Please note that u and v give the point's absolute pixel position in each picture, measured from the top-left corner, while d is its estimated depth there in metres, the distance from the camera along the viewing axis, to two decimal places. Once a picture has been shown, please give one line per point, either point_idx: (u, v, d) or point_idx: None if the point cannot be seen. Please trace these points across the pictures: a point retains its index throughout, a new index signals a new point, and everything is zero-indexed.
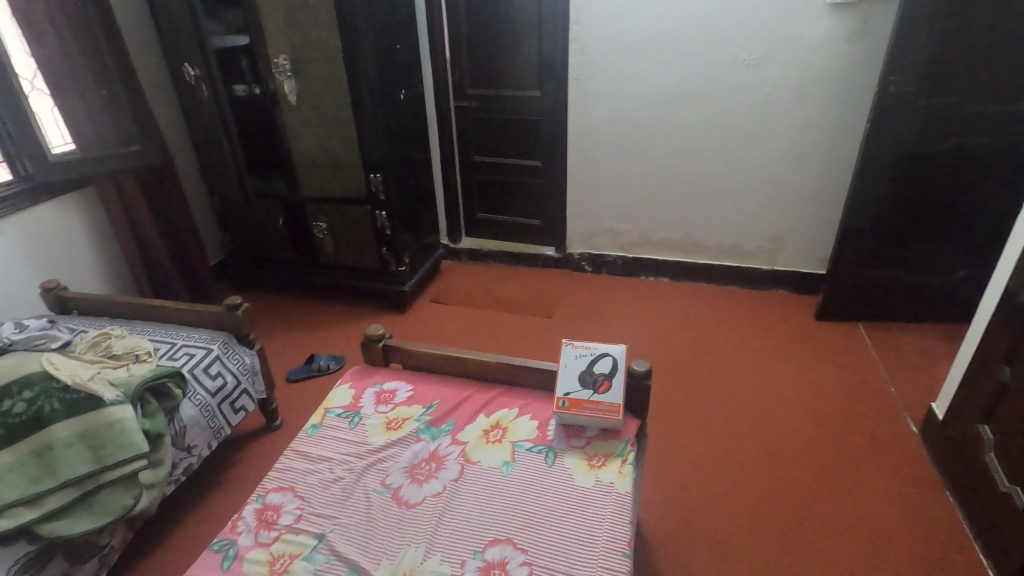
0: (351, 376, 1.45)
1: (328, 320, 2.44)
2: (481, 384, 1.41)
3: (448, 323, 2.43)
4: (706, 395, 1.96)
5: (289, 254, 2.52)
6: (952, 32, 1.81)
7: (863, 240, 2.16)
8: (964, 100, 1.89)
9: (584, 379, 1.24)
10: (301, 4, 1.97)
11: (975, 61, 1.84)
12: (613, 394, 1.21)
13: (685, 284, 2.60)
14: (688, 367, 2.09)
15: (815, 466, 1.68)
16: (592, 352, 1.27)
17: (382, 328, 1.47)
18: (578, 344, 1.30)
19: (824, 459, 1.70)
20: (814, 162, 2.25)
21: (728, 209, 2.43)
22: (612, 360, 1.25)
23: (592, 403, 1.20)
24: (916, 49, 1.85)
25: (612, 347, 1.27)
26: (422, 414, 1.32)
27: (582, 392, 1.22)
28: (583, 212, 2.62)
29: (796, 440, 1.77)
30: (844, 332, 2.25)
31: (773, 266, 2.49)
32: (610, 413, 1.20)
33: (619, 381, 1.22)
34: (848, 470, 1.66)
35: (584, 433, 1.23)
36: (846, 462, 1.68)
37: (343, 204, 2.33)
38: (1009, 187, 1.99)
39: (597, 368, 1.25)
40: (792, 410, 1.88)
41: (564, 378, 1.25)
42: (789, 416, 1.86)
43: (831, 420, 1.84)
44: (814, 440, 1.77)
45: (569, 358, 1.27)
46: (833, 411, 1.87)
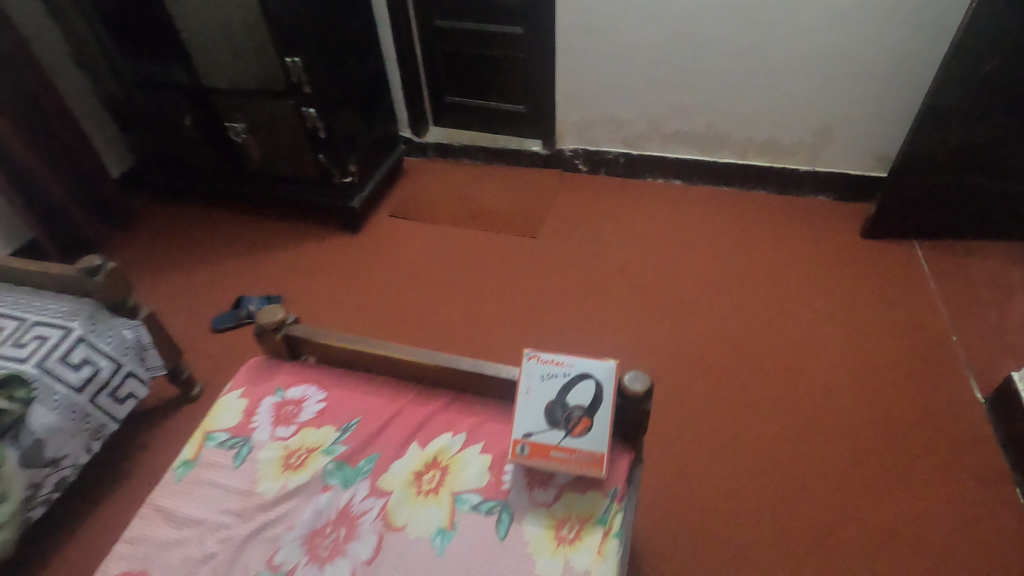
0: (246, 376, 1.08)
1: (262, 243, 2.00)
2: (420, 392, 1.04)
3: (408, 245, 1.99)
4: (720, 348, 1.58)
5: (208, 161, 2.02)
6: None
7: (943, 138, 1.64)
8: None
9: (554, 416, 0.85)
10: None
11: None
12: (594, 441, 0.84)
13: (701, 189, 2.10)
14: (699, 309, 1.69)
15: (851, 448, 1.35)
16: (567, 372, 0.87)
17: (282, 313, 1.06)
18: (546, 357, 0.90)
19: (862, 437, 1.37)
20: (892, 26, 1.63)
21: (765, 91, 1.85)
22: (596, 386, 0.85)
23: (563, 451, 0.84)
24: None
25: (597, 365, 0.87)
26: (333, 443, 0.97)
27: (549, 436, 0.85)
28: (576, 95, 2.04)
29: (829, 411, 1.43)
30: (899, 255, 1.80)
31: (814, 167, 1.97)
32: (589, 466, 0.83)
33: (604, 421, 0.84)
34: (894, 454, 1.34)
35: (552, 482, 0.88)
36: (891, 444, 1.35)
37: (260, 98, 1.78)
38: None
39: (571, 400, 0.85)
40: (828, 369, 1.51)
41: (524, 413, 0.86)
42: (823, 378, 1.50)
43: (876, 383, 1.48)
44: (851, 411, 1.42)
45: (532, 379, 0.88)
46: (878, 369, 1.50)
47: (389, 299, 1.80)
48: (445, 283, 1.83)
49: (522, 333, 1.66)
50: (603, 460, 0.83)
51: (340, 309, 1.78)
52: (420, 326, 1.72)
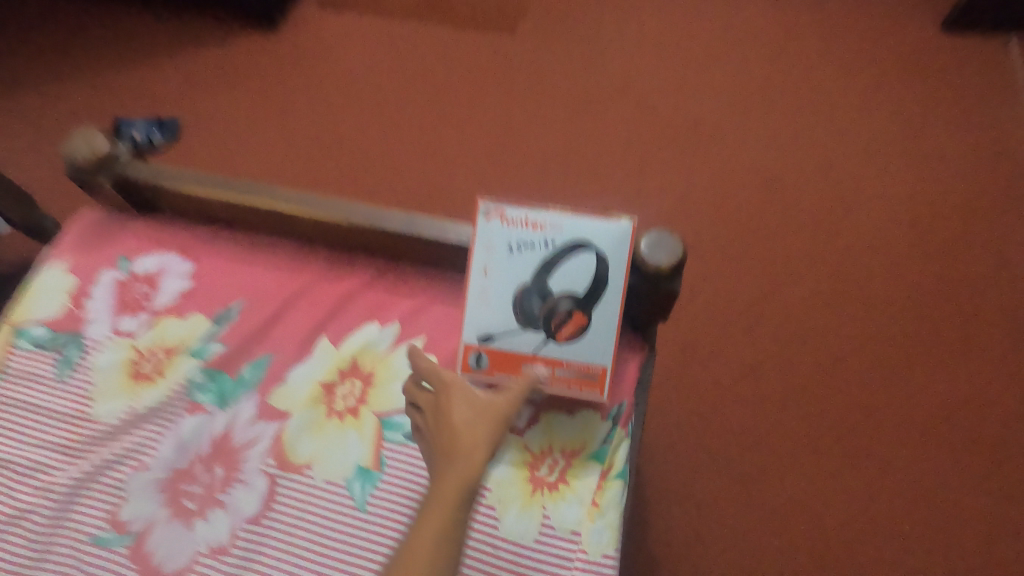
0: (73, 240, 0.72)
1: (136, 37, 1.45)
2: (333, 262, 0.70)
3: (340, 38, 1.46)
4: (752, 182, 1.21)
5: None
6: None
7: None
8: None
9: (529, 312, 0.55)
10: None
11: None
12: (591, 349, 0.55)
13: None
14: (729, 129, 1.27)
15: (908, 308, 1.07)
16: (550, 241, 0.53)
17: (106, 143, 0.65)
18: (514, 214, 0.54)
19: (923, 294, 1.09)
20: None
21: None
22: (597, 265, 0.53)
23: (542, 364, 0.56)
24: None
25: (600, 228, 0.53)
26: (204, 341, 0.65)
27: (521, 343, 0.55)
28: None
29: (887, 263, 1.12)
30: (996, 53, 1.35)
31: None
32: (583, 386, 0.56)
33: (608, 319, 0.55)
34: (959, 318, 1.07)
35: (526, 399, 0.60)
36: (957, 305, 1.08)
37: None
38: None
39: (557, 288, 0.54)
40: (887, 209, 1.17)
41: (481, 308, 0.55)
42: (881, 220, 1.17)
43: (945, 228, 1.16)
44: (913, 262, 1.12)
45: (493, 255, 0.54)
46: (951, 209, 1.17)
47: (321, 121, 1.36)
48: (393, 98, 1.38)
49: (495, 168, 1.27)
50: (605, 379, 0.56)
51: (256, 136, 1.35)
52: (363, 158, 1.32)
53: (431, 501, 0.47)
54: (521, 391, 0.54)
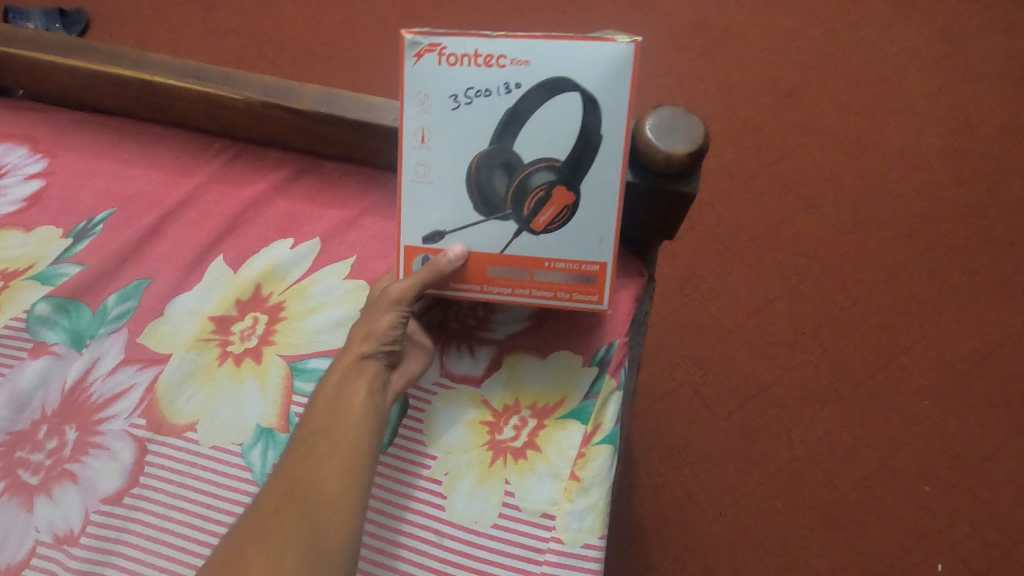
0: None
1: None
2: (234, 160, 0.53)
3: None
4: (767, 89, 1.01)
5: None
6: None
7: None
8: None
9: (492, 192, 0.41)
10: None
11: None
12: (581, 240, 0.41)
13: None
14: (742, 27, 1.05)
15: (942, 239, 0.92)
16: (513, 84, 0.39)
17: None
18: (457, 51, 0.40)
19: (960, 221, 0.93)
20: None
21: None
22: (583, 111, 0.39)
23: (516, 265, 0.42)
24: None
25: (588, 56, 0.38)
26: (54, 261, 0.49)
27: (484, 237, 0.42)
28: None
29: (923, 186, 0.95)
30: None
31: None
32: (576, 294, 0.43)
33: (603, 193, 0.40)
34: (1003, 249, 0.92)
35: (498, 330, 0.46)
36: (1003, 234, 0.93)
37: None
38: None
39: (526, 153, 0.40)
40: (926, 121, 0.99)
41: (424, 191, 0.42)
42: (923, 133, 0.98)
43: (993, 142, 0.98)
44: (955, 183, 0.95)
45: (432, 112, 0.41)
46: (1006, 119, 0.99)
47: (244, 6, 1.10)
48: None
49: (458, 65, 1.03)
50: (605, 281, 0.42)
51: (167, 29, 1.09)
52: (298, 49, 1.06)
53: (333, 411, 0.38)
54: (429, 274, 0.42)
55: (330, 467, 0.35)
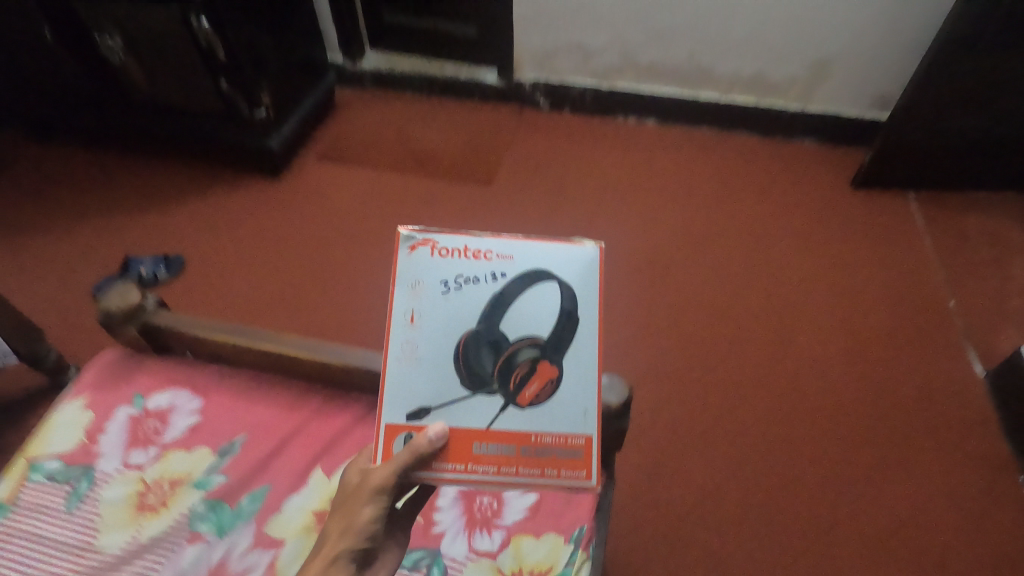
0: (94, 378, 0.80)
1: (160, 191, 1.64)
2: (328, 399, 0.78)
3: (337, 192, 1.65)
4: (698, 316, 1.36)
5: (83, 84, 1.61)
6: None
7: (952, 74, 1.43)
8: None
9: (478, 368, 0.54)
10: None
11: None
12: (563, 412, 0.55)
13: (682, 129, 1.83)
14: (676, 272, 1.45)
15: (848, 433, 1.19)
16: (500, 273, 0.55)
17: (137, 295, 0.77)
18: (448, 246, 0.56)
19: (858, 417, 1.21)
20: None
21: (761, 16, 1.57)
22: (563, 297, 0.55)
23: (512, 438, 0.54)
24: None
25: (568, 258, 0.56)
26: (207, 472, 0.72)
27: (469, 412, 0.54)
28: (536, 14, 1.69)
29: (824, 390, 1.25)
30: (894, 211, 1.62)
31: (806, 105, 1.73)
32: (568, 468, 0.55)
33: (581, 369, 0.55)
34: (891, 439, 1.19)
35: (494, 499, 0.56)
36: (889, 426, 1.20)
37: (136, 7, 1.39)
38: None
39: (512, 333, 0.54)
40: (818, 340, 1.33)
41: (408, 358, 0.55)
42: (816, 348, 1.32)
43: (870, 354, 1.30)
44: (846, 386, 1.25)
45: (421, 297, 0.55)
46: (879, 338, 1.33)
47: (311, 262, 1.50)
48: (378, 242, 1.54)
49: None
50: (591, 456, 0.54)
51: (250, 277, 1.47)
52: (354, 295, 1.45)
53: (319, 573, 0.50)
54: (408, 456, 0.52)
55: None
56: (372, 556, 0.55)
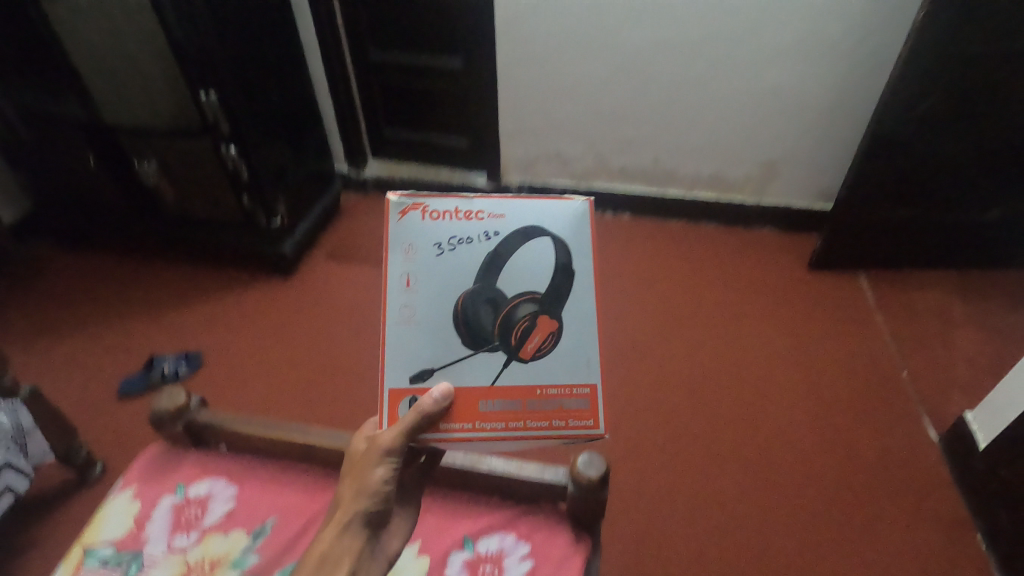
0: (140, 471, 0.91)
1: (180, 293, 1.80)
2: None
3: (344, 288, 1.81)
4: (674, 395, 1.50)
5: (116, 201, 1.80)
6: None
7: (880, 172, 1.65)
8: None
9: (481, 324, 0.64)
10: None
11: None
12: (562, 362, 0.65)
13: (654, 222, 2.04)
14: (653, 354, 1.61)
15: (817, 500, 1.30)
16: (493, 232, 0.64)
17: (184, 397, 0.91)
18: (438, 208, 0.64)
19: (825, 483, 1.32)
20: (833, 63, 1.62)
21: (713, 127, 1.81)
22: (555, 252, 0.64)
23: (524, 393, 0.65)
24: None
25: (556, 215, 0.64)
26: (243, 552, 0.82)
27: (471, 371, 0.64)
28: (519, 129, 1.94)
29: (793, 460, 1.36)
30: (847, 290, 1.80)
31: (761, 198, 1.95)
32: (578, 417, 0.65)
33: (579, 323, 0.65)
34: (858, 504, 1.29)
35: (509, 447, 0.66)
36: (855, 491, 1.31)
37: (172, 138, 1.60)
38: None
39: (511, 291, 0.63)
40: (785, 412, 1.46)
41: (412, 317, 0.63)
42: (785, 419, 1.44)
43: (834, 423, 1.43)
44: (814, 455, 1.37)
45: (419, 257, 0.63)
46: (841, 408, 1.46)
47: (320, 355, 1.63)
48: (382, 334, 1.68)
49: None
50: (597, 405, 0.65)
51: (263, 370, 1.60)
52: (360, 384, 1.57)
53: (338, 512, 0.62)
54: (413, 415, 0.63)
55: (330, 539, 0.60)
56: (387, 515, 0.65)
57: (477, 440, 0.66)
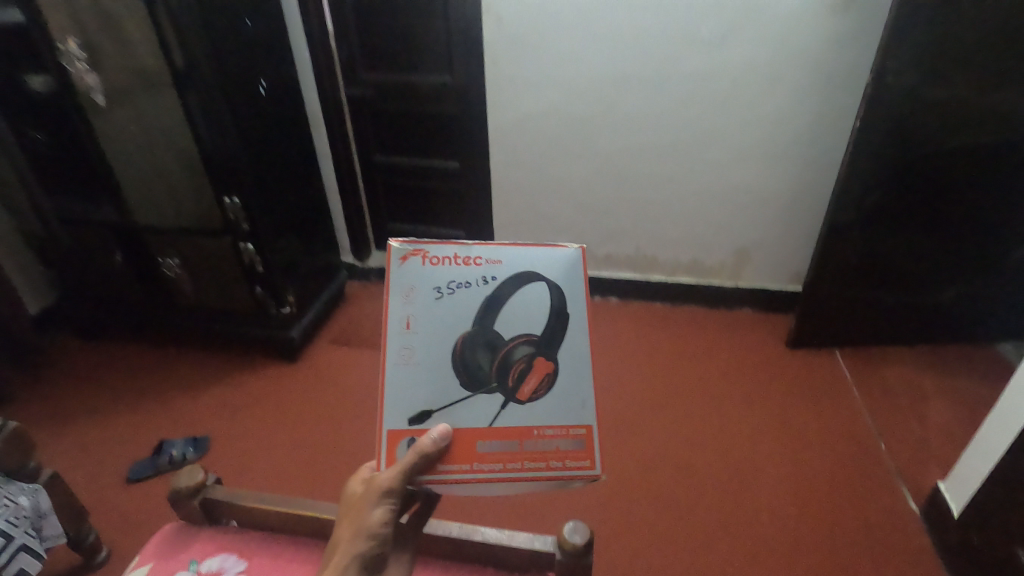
0: (155, 548, 0.98)
1: (190, 379, 1.88)
2: None
3: (347, 372, 1.91)
4: (664, 471, 1.56)
5: (137, 294, 1.93)
6: (956, 27, 1.43)
7: (842, 258, 1.81)
8: (957, 101, 1.53)
9: (480, 364, 0.69)
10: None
11: (981, 60, 1.47)
12: (556, 401, 0.70)
13: (638, 305, 2.18)
14: (642, 432, 1.68)
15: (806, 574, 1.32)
16: (491, 277, 0.70)
17: (201, 475, 0.99)
18: (437, 254, 0.70)
19: (812, 557, 1.36)
20: (789, 163, 1.82)
21: (688, 218, 1.99)
22: (549, 296, 0.70)
23: (522, 433, 0.69)
24: (917, 44, 1.45)
25: (550, 261, 0.70)
26: None
27: (471, 407, 0.69)
28: (512, 222, 2.12)
29: (780, 534, 1.40)
30: (824, 366, 1.90)
31: (737, 282, 2.10)
32: (573, 457, 0.69)
33: (572, 363, 0.70)
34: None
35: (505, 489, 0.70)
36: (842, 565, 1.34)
37: (196, 237, 1.77)
38: (1001, 205, 1.69)
39: (508, 333, 0.70)
40: (770, 486, 1.51)
41: (414, 354, 0.69)
42: (770, 494, 1.49)
43: (817, 497, 1.48)
44: (800, 529, 1.41)
45: (420, 299, 0.69)
46: (824, 481, 1.52)
47: (321, 436, 1.70)
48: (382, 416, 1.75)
49: None
50: (591, 444, 0.69)
51: (266, 452, 1.65)
52: (360, 466, 1.62)
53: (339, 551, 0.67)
54: (411, 459, 0.67)
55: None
56: (385, 550, 0.69)
57: (477, 481, 0.69)
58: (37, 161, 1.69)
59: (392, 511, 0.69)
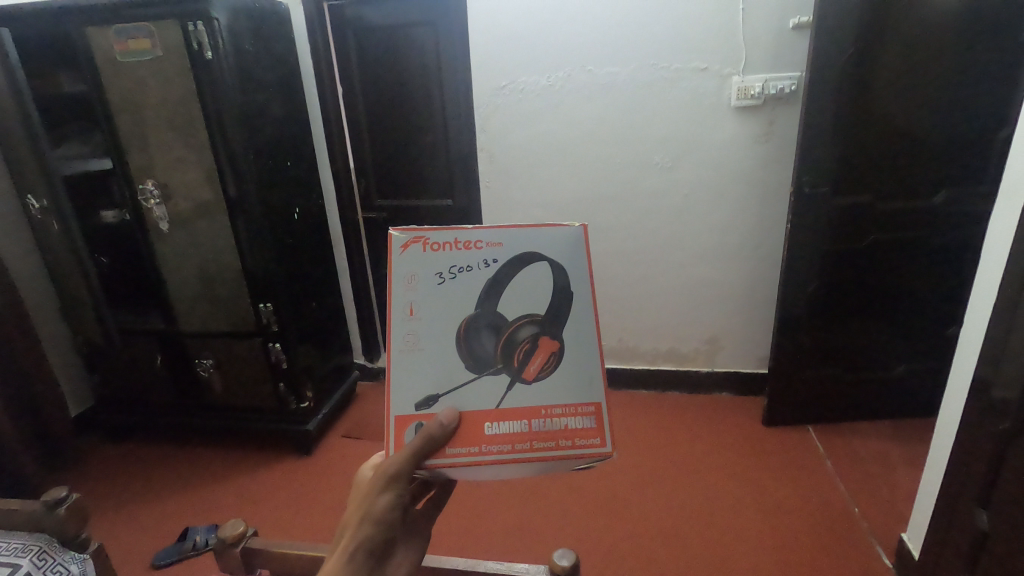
0: None
1: (213, 472, 2.03)
2: None
3: (359, 461, 2.06)
4: (654, 540, 1.68)
5: (169, 394, 2.14)
6: (853, 148, 1.80)
7: (800, 339, 2.04)
8: (868, 203, 1.87)
9: (484, 349, 0.75)
10: (173, 149, 1.78)
11: (878, 172, 1.83)
12: (565, 385, 0.76)
13: (624, 392, 2.39)
14: (633, 506, 1.81)
15: None
16: (493, 259, 0.76)
17: (244, 526, 1.15)
18: (435, 240, 0.76)
19: None
20: (743, 260, 2.12)
21: (662, 311, 2.26)
22: (551, 272, 0.76)
23: (529, 416, 0.75)
24: (824, 161, 1.82)
25: (553, 239, 0.76)
26: None
27: (476, 399, 0.75)
28: None
29: None
30: (799, 441, 2.06)
31: (712, 367, 2.31)
32: (584, 436, 0.75)
33: (575, 340, 0.76)
34: None
35: (513, 469, 0.75)
36: None
37: (230, 339, 2.01)
38: (926, 286, 1.97)
39: (514, 314, 0.76)
40: (754, 550, 1.62)
41: (416, 344, 0.75)
42: (753, 555, 1.60)
43: (797, 557, 1.59)
44: None
45: (420, 284, 0.75)
46: (802, 544, 1.63)
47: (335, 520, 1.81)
48: None
49: (466, 543, 1.70)
50: (603, 423, 0.75)
51: (283, 535, 1.76)
52: None
53: (348, 531, 0.68)
54: (421, 443, 0.71)
55: (335, 557, 0.66)
56: (390, 541, 0.69)
57: (484, 463, 0.73)
58: (104, 279, 1.99)
59: (399, 501, 0.69)
